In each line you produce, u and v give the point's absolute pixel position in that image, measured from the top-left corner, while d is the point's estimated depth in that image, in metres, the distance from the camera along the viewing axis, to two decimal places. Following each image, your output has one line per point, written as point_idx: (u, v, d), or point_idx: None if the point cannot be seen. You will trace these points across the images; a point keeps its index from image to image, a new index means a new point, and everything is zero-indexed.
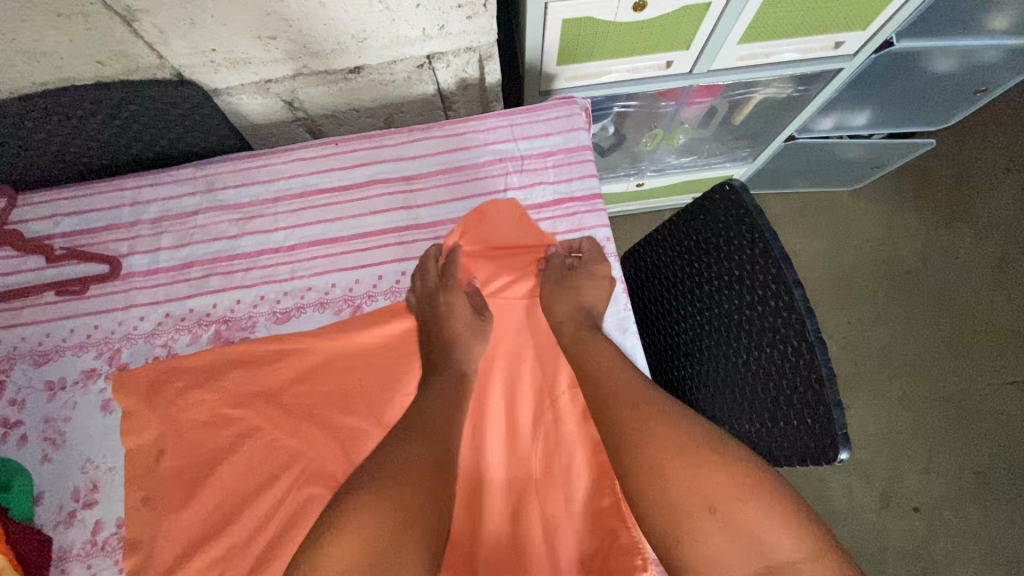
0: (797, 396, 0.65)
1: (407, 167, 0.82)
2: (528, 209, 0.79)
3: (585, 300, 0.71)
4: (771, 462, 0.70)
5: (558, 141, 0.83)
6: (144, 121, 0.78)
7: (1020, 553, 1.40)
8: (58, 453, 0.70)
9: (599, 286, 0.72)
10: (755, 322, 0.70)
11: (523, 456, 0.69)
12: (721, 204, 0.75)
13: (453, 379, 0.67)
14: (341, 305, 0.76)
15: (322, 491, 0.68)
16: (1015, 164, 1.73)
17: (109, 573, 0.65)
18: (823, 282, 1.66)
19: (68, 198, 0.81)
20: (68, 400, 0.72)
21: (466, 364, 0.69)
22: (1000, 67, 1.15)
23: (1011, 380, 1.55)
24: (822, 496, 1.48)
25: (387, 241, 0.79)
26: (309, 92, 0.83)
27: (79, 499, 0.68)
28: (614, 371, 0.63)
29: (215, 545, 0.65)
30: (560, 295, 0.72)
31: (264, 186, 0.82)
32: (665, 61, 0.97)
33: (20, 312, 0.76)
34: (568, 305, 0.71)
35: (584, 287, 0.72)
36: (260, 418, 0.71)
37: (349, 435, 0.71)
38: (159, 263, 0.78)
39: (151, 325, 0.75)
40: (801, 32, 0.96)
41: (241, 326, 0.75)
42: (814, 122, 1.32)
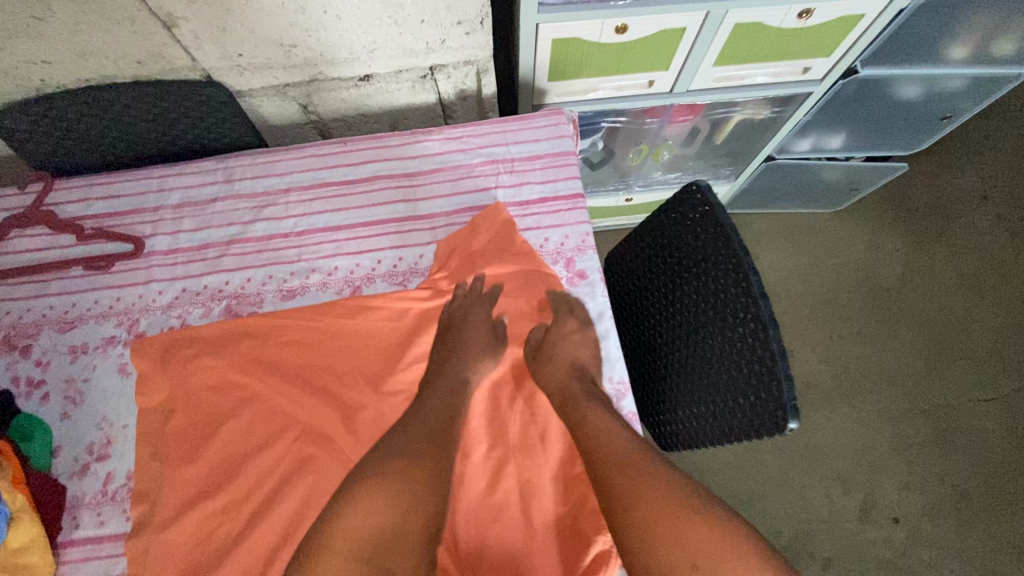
0: (753, 374, 0.71)
1: (408, 165, 0.91)
2: (516, 205, 0.87)
3: (571, 358, 0.74)
4: (733, 440, 0.76)
5: (546, 146, 0.91)
6: (173, 117, 0.87)
7: (994, 565, 1.44)
8: (76, 410, 0.77)
9: (576, 340, 0.75)
10: (719, 310, 0.77)
11: (504, 422, 0.75)
12: (688, 203, 0.82)
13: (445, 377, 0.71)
14: (342, 286, 0.83)
15: (317, 451, 0.74)
16: (990, 192, 1.82)
17: (117, 520, 0.72)
18: (806, 299, 1.72)
19: (99, 184, 0.89)
20: (88, 363, 0.79)
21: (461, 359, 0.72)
22: (963, 95, 1.24)
23: (988, 398, 1.60)
24: (803, 505, 1.52)
25: (386, 230, 0.86)
26: (323, 97, 0.92)
27: (93, 453, 0.75)
28: (604, 420, 0.65)
29: (218, 497, 0.71)
30: (547, 362, 0.74)
31: (277, 179, 0.90)
32: (647, 81, 1.06)
33: (49, 284, 0.83)
34: (560, 368, 0.73)
35: (562, 348, 0.74)
36: (262, 385, 0.77)
37: (342, 401, 0.77)
38: (179, 244, 0.85)
39: (168, 298, 0.82)
40: (770, 58, 1.05)
41: (250, 302, 0.82)
42: (792, 143, 1.41)
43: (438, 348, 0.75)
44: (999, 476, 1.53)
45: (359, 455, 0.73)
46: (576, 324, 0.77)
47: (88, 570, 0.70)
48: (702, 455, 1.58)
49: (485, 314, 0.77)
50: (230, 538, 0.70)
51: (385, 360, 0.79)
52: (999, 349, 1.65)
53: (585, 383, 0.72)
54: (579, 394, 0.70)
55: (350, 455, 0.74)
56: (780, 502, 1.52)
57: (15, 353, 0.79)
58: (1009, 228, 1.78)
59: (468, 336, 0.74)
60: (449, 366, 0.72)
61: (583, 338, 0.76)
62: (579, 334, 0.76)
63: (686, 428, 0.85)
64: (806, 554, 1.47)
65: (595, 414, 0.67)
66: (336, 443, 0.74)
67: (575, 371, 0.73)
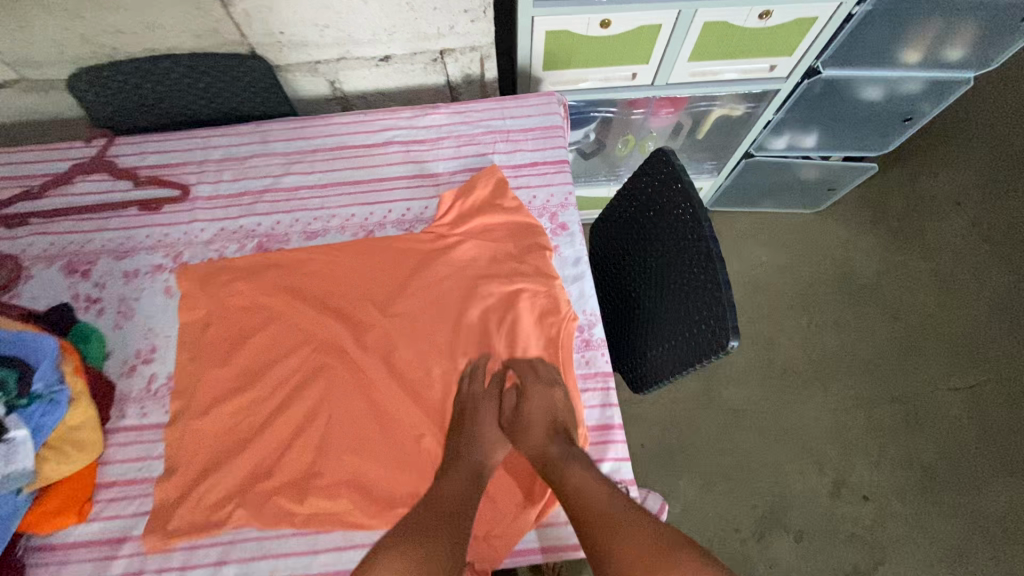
0: (706, 307, 0.84)
1: (418, 133, 1.05)
2: (510, 168, 1.01)
3: (545, 417, 0.80)
4: (691, 367, 0.89)
5: (538, 121, 1.05)
6: (220, 86, 1.03)
7: (958, 542, 1.52)
8: (127, 322, 0.90)
9: (546, 399, 0.80)
10: (680, 256, 0.90)
11: (491, 342, 0.88)
12: (655, 166, 0.94)
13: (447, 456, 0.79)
14: (358, 229, 0.97)
15: (331, 361, 0.86)
16: (964, 198, 1.89)
17: (157, 412, 0.85)
18: (786, 292, 1.82)
19: (152, 140, 1.04)
20: (139, 285, 0.92)
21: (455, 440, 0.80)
22: (920, 97, 1.38)
23: (956, 386, 1.69)
24: (778, 481, 1.60)
25: (398, 185, 1.00)
26: (348, 75, 1.07)
27: (140, 357, 0.88)
28: (588, 479, 0.72)
29: (245, 394, 0.84)
30: (526, 428, 0.80)
31: (306, 141, 1.04)
32: (631, 73, 1.21)
33: (107, 220, 0.97)
34: (538, 431, 0.79)
35: (536, 413, 0.80)
36: (286, 306, 0.90)
37: (353, 321, 0.89)
38: (220, 191, 1.00)
39: (209, 235, 0.96)
40: (738, 56, 1.19)
41: (279, 240, 0.96)
42: (768, 141, 1.54)
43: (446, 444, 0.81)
44: (965, 459, 1.60)
45: (365, 364, 0.86)
46: (546, 381, 0.82)
47: (132, 452, 0.83)
48: (683, 432, 1.66)
49: (483, 398, 0.83)
50: (254, 428, 0.83)
51: (391, 290, 0.91)
52: (970, 343, 1.73)
53: (563, 438, 0.78)
54: (559, 454, 0.76)
55: (359, 365, 0.86)
56: (756, 477, 1.61)
57: (76, 275, 0.93)
58: (984, 233, 1.85)
59: (473, 433, 0.80)
60: (454, 463, 0.77)
61: (554, 397, 0.81)
62: (548, 393, 0.81)
63: (655, 364, 0.97)
64: (780, 526, 1.55)
65: (575, 472, 0.73)
66: (347, 355, 0.87)
67: (553, 430, 0.79)
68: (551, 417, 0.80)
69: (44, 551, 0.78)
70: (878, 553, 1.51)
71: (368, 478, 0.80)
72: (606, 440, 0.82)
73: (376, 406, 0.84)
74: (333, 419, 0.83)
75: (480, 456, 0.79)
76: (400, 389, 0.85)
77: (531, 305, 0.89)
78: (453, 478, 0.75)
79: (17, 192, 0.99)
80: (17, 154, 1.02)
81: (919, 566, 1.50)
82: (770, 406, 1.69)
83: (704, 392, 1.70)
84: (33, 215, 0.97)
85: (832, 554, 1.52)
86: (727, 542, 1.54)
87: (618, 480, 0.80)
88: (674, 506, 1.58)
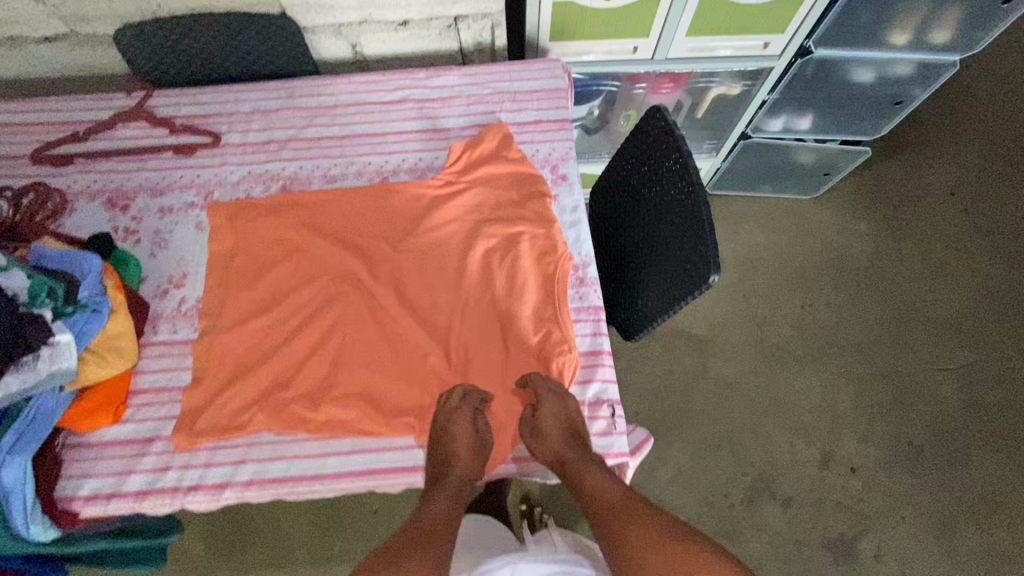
0: (692, 248, 0.91)
1: (431, 92, 1.13)
2: (515, 125, 1.09)
3: (561, 422, 0.81)
4: (678, 306, 0.95)
5: (543, 83, 1.13)
6: (253, 45, 1.12)
7: (942, 516, 1.51)
8: (162, 252, 0.99)
9: (560, 406, 0.81)
10: (670, 205, 0.96)
11: (492, 276, 0.95)
12: (650, 124, 1.01)
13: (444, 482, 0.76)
14: (374, 175, 1.06)
15: (346, 288, 0.94)
16: (959, 189, 1.85)
17: (188, 329, 0.94)
18: (780, 270, 1.79)
19: (187, 92, 1.12)
20: (173, 219, 1.01)
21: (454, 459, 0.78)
22: (910, 80, 1.43)
23: (947, 367, 1.65)
24: (767, 450, 1.58)
25: (412, 138, 1.09)
26: (369, 39, 1.16)
27: (172, 282, 0.97)
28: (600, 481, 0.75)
29: (267, 315, 0.92)
30: (542, 436, 0.80)
31: (328, 97, 1.13)
32: (632, 46, 1.29)
33: (145, 162, 1.07)
34: (556, 436, 0.80)
35: (551, 420, 0.80)
36: (306, 240, 0.98)
37: (367, 255, 0.97)
38: (249, 139, 1.08)
39: (237, 177, 1.05)
40: (733, 32, 1.28)
41: (302, 182, 1.05)
42: (765, 123, 1.61)
43: (431, 461, 0.80)
44: (951, 437, 1.58)
45: (377, 292, 0.94)
46: (558, 389, 0.83)
47: (164, 363, 0.92)
48: (676, 400, 1.64)
49: (464, 414, 0.82)
50: (274, 345, 0.91)
51: (403, 229, 0.99)
52: (960, 326, 1.70)
53: (575, 440, 0.81)
54: (577, 456, 0.79)
55: (372, 292, 0.94)
56: (746, 446, 1.59)
57: (116, 209, 1.02)
58: (975, 222, 1.81)
59: (459, 450, 0.79)
60: (445, 480, 0.76)
61: (567, 404, 0.82)
62: (564, 402, 0.82)
63: (646, 308, 1.04)
64: (768, 493, 1.54)
65: (591, 472, 0.77)
66: (362, 284, 0.95)
67: (570, 434, 0.81)
68: (566, 422, 0.81)
69: (81, 448, 0.86)
70: (863, 524, 1.51)
71: (376, 391, 0.88)
72: (595, 363, 0.90)
73: (387, 329, 0.92)
74: (346, 339, 0.91)
75: (465, 470, 0.78)
76: (409, 315, 0.93)
77: (530, 246, 0.96)
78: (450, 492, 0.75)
79: (63, 135, 1.08)
80: (63, 102, 1.11)
81: (903, 537, 1.49)
82: (762, 379, 1.66)
83: (700, 366, 1.67)
84: (77, 156, 1.06)
85: (818, 521, 1.51)
86: (716, 506, 1.53)
87: (606, 398, 0.88)
88: (664, 470, 1.57)
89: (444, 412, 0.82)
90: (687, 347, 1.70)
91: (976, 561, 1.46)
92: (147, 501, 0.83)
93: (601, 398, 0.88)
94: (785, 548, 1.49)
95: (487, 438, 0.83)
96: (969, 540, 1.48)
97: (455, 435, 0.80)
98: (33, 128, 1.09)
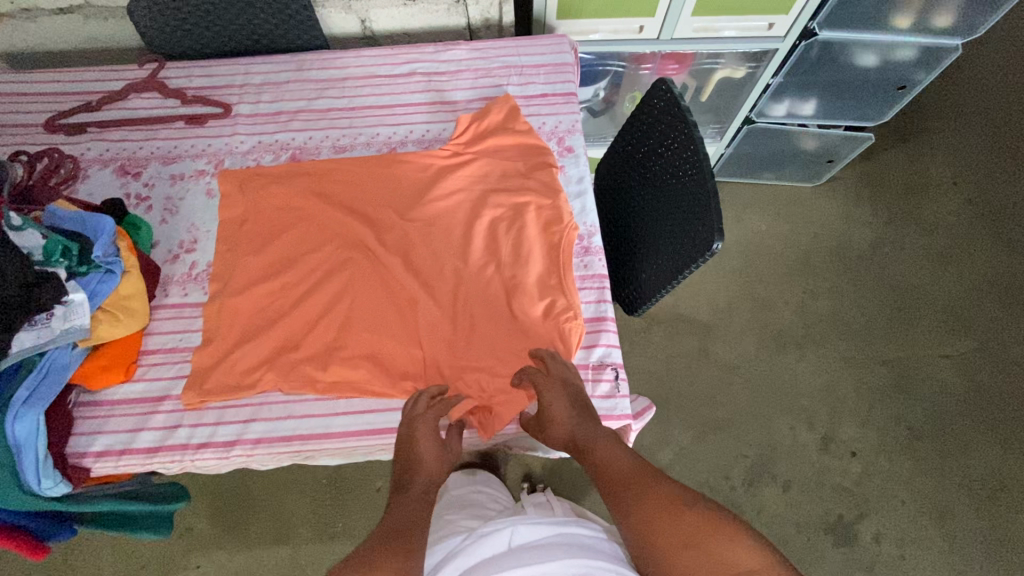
0: (697, 217, 0.91)
1: (439, 66, 1.15)
2: (522, 99, 1.11)
3: (566, 404, 0.79)
4: (681, 277, 0.95)
5: (550, 59, 1.14)
6: (264, 18, 1.13)
7: (944, 502, 1.48)
8: (172, 218, 1.01)
9: (559, 389, 0.80)
10: (677, 176, 0.96)
11: (498, 244, 0.96)
12: (656, 97, 1.01)
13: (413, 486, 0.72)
14: (381, 146, 1.07)
15: (354, 255, 0.96)
16: (961, 179, 1.85)
17: (198, 293, 0.96)
18: (783, 256, 1.79)
19: (199, 64, 1.14)
20: (184, 187, 1.03)
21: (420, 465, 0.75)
22: (913, 64, 1.43)
23: (948, 353, 1.63)
24: (768, 434, 1.57)
25: (420, 110, 1.11)
26: (378, 13, 1.19)
27: (183, 247, 0.99)
28: (614, 453, 0.72)
29: (276, 279, 0.93)
30: (551, 419, 0.79)
31: (337, 70, 1.14)
32: (638, 26, 1.30)
33: (156, 132, 1.08)
34: (564, 419, 0.78)
35: (555, 403, 0.79)
36: (314, 207, 0.99)
37: (375, 223, 0.98)
38: (259, 110, 1.10)
39: (247, 146, 1.07)
40: (739, 12, 1.29)
41: (310, 152, 1.06)
42: (769, 107, 1.62)
43: (398, 468, 0.76)
44: (949, 423, 1.56)
45: (384, 258, 0.95)
46: (561, 371, 0.82)
47: (174, 324, 0.93)
48: (677, 382, 1.64)
49: (422, 417, 0.79)
50: (283, 309, 0.92)
51: (410, 198, 1.00)
52: (962, 313, 1.68)
53: (587, 416, 0.78)
54: (588, 431, 0.76)
55: (379, 258, 0.95)
56: (746, 429, 1.58)
57: (127, 175, 1.04)
58: (977, 212, 1.81)
59: (422, 451, 0.76)
60: (408, 483, 0.72)
61: (571, 385, 0.81)
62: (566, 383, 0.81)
63: (650, 281, 1.05)
64: (768, 476, 1.52)
65: (602, 447, 0.74)
66: (369, 251, 0.96)
67: (579, 411, 0.79)
68: (573, 401, 0.80)
69: (91, 406, 0.88)
70: (865, 509, 1.48)
71: (383, 353, 0.89)
72: (599, 328, 0.91)
73: (393, 294, 0.93)
74: (353, 303, 0.92)
75: (429, 472, 0.75)
76: (416, 281, 0.94)
77: (536, 216, 0.97)
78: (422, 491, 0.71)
79: (76, 105, 1.10)
80: (76, 72, 1.13)
81: (905, 520, 1.46)
82: (763, 362, 1.65)
83: (701, 349, 1.68)
84: (90, 124, 1.08)
85: (819, 505, 1.49)
86: (717, 488, 1.52)
87: (609, 362, 0.89)
88: (665, 452, 1.56)
89: (411, 417, 0.80)
90: (688, 331, 1.70)
91: (979, 546, 1.43)
92: (156, 458, 0.84)
93: (604, 362, 0.89)
94: (785, 529, 1.47)
95: (454, 447, 0.82)
96: (971, 525, 1.45)
97: (419, 440, 0.77)
98: (47, 97, 1.11)
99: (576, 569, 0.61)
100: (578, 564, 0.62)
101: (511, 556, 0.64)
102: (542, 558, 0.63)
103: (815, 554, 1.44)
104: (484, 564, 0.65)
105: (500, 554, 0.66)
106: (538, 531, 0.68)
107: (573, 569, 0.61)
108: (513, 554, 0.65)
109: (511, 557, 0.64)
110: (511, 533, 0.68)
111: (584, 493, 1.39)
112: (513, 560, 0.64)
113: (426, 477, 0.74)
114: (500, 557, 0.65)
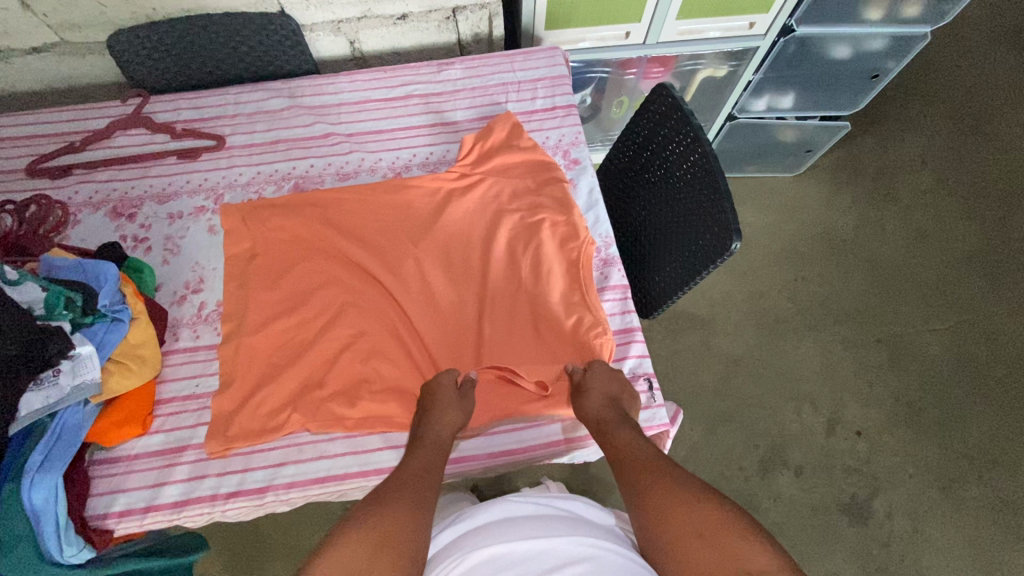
0: (712, 217, 0.90)
1: (435, 88, 1.14)
2: (523, 113, 1.11)
3: (604, 392, 0.79)
4: (697, 279, 0.95)
5: (545, 72, 1.14)
6: (250, 44, 1.10)
7: (947, 471, 1.52)
8: (174, 258, 0.98)
9: (608, 376, 0.80)
10: (687, 178, 0.96)
11: (517, 262, 0.94)
12: (657, 103, 1.01)
13: (433, 439, 0.74)
14: (386, 171, 1.06)
15: (370, 283, 0.94)
16: (930, 158, 1.93)
17: (210, 334, 0.93)
18: (773, 246, 1.83)
19: (186, 96, 1.11)
20: (183, 225, 1.00)
21: (438, 429, 0.75)
22: (886, 53, 1.45)
23: (936, 327, 1.69)
24: (776, 421, 1.59)
25: (420, 133, 1.10)
26: (368, 34, 1.17)
27: (189, 288, 0.96)
28: (632, 445, 0.70)
29: (292, 315, 0.91)
30: (584, 397, 0.79)
31: (332, 96, 1.12)
32: (624, 32, 1.32)
33: (149, 169, 1.05)
34: (597, 400, 0.78)
35: (596, 380, 0.80)
36: (324, 237, 0.96)
37: (388, 248, 0.96)
38: (254, 141, 1.07)
39: (246, 179, 1.04)
40: (719, 14, 1.32)
41: (314, 181, 1.04)
42: (749, 103, 1.66)
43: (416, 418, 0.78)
44: (945, 394, 1.61)
45: (400, 284, 0.93)
46: (605, 365, 0.82)
47: (188, 370, 0.90)
48: (682, 377, 1.66)
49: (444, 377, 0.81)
50: (304, 343, 0.89)
51: (421, 220, 0.99)
52: (946, 288, 1.75)
53: (619, 412, 0.76)
54: (612, 419, 0.75)
55: (395, 285, 0.93)
56: (756, 419, 1.60)
57: (122, 218, 1.00)
58: (948, 189, 1.88)
59: (440, 399, 0.78)
60: (422, 431, 0.75)
61: (615, 377, 0.80)
62: (609, 375, 0.80)
63: (665, 285, 1.04)
64: (781, 463, 1.54)
65: (626, 434, 0.73)
66: (383, 278, 0.94)
67: (611, 402, 0.78)
68: (611, 393, 0.79)
69: (108, 463, 0.83)
70: (875, 486, 1.51)
71: (410, 383, 0.87)
72: (629, 339, 0.92)
73: (414, 320, 0.91)
74: (376, 333, 0.90)
75: (442, 422, 0.76)
76: (436, 305, 0.92)
77: (552, 232, 0.95)
78: (438, 446, 0.73)
79: (59, 146, 1.06)
80: (57, 113, 1.09)
81: (913, 494, 1.50)
82: (764, 350, 1.68)
83: (703, 344, 1.70)
84: (76, 166, 1.03)
85: (831, 486, 1.51)
86: (732, 480, 1.52)
87: (641, 372, 0.89)
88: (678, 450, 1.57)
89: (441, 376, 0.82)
90: (689, 326, 1.72)
91: (985, 513, 1.47)
92: (184, 511, 0.80)
93: (636, 373, 0.89)
94: (802, 515, 1.48)
95: (473, 398, 0.81)
96: (974, 491, 1.50)
97: (440, 386, 0.80)
98: (28, 140, 1.06)
99: (583, 548, 0.59)
100: (584, 542, 0.60)
101: (516, 525, 0.63)
102: (550, 533, 0.60)
103: (833, 537, 1.46)
104: (484, 531, 0.63)
105: (502, 522, 0.64)
106: (540, 506, 0.67)
107: (583, 547, 0.59)
108: (517, 523, 0.63)
109: (515, 527, 0.62)
110: (511, 504, 0.67)
111: (605, 496, 1.39)
112: (517, 530, 0.62)
113: (444, 427, 0.75)
114: (503, 525, 0.63)
